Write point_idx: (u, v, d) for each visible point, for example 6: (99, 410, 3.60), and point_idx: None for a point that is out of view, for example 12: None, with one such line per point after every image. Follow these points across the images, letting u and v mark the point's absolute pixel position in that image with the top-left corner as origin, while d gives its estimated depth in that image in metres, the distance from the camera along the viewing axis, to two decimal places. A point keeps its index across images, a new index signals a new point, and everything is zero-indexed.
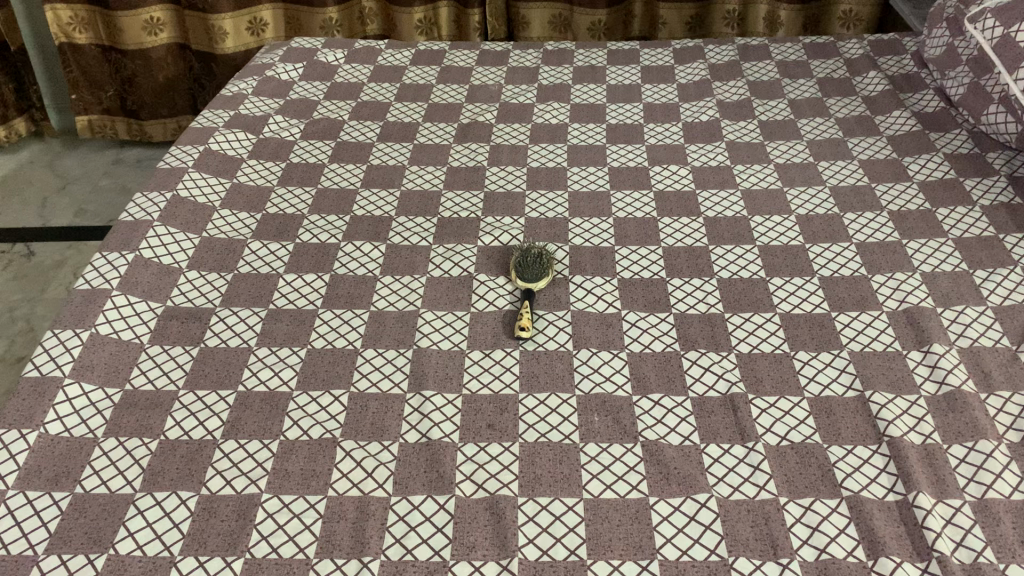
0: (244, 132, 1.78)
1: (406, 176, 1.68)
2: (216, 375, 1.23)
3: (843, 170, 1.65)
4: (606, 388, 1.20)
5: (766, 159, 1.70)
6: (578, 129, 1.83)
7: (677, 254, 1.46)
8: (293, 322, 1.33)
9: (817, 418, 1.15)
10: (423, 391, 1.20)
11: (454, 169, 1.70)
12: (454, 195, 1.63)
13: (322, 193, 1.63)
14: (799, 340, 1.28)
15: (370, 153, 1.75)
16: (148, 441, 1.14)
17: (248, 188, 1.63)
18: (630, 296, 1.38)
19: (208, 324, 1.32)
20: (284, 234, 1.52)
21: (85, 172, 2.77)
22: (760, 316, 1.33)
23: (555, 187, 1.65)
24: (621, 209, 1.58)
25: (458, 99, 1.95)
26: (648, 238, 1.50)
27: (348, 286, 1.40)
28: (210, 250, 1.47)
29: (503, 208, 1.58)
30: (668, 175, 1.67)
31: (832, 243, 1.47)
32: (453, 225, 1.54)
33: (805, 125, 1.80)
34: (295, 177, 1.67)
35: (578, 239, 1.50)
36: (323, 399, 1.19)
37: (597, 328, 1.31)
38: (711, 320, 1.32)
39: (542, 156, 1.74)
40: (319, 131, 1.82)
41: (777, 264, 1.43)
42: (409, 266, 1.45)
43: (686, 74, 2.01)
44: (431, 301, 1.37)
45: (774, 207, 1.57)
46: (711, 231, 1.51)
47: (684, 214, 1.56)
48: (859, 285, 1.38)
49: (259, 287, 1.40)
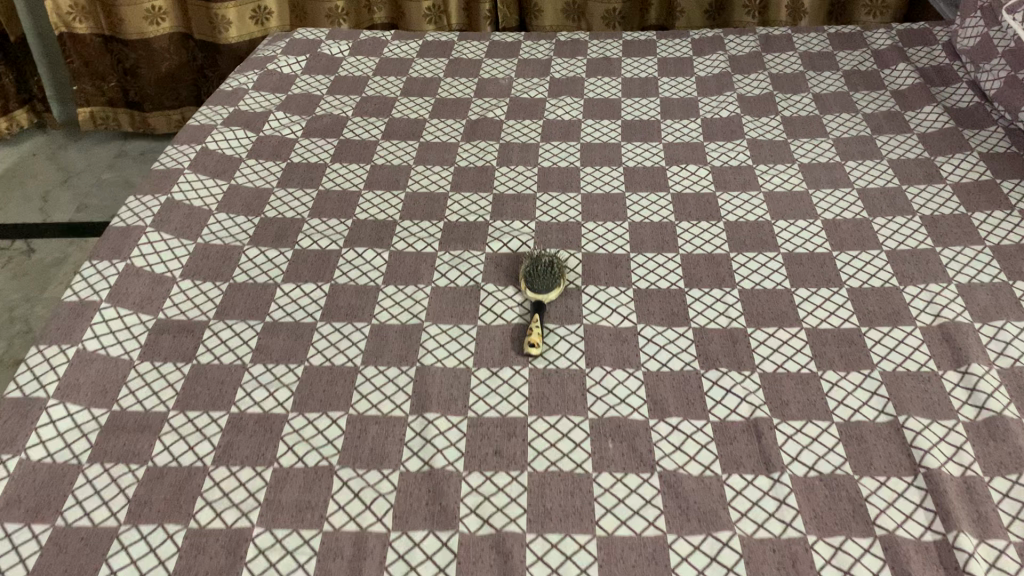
0: (244, 130, 1.71)
1: (411, 177, 1.60)
2: (209, 395, 1.17)
3: (872, 171, 1.56)
4: (620, 412, 1.13)
5: (790, 158, 1.62)
6: (591, 126, 1.75)
7: (696, 262, 1.38)
8: (291, 336, 1.26)
9: (847, 445, 1.08)
10: (425, 414, 1.13)
11: (461, 169, 1.62)
12: (462, 197, 1.55)
13: (323, 196, 1.56)
14: (827, 358, 1.20)
15: (373, 152, 1.68)
16: (135, 468, 1.07)
17: (246, 190, 1.56)
18: (646, 308, 1.30)
19: (201, 339, 1.26)
20: (283, 240, 1.45)
21: (88, 164, 2.70)
22: (785, 331, 1.25)
23: (567, 188, 1.57)
24: (637, 212, 1.50)
25: (466, 94, 1.87)
26: (665, 244, 1.42)
27: (349, 296, 1.33)
28: (204, 258, 1.40)
29: (512, 212, 1.51)
30: (686, 176, 1.59)
31: (861, 250, 1.39)
32: (459, 230, 1.47)
33: (831, 121, 1.71)
34: (295, 178, 1.60)
35: (592, 245, 1.43)
36: (320, 422, 1.13)
37: (611, 345, 1.23)
38: (733, 335, 1.24)
39: (553, 155, 1.66)
40: (321, 128, 1.74)
41: (802, 273, 1.35)
42: (413, 275, 1.37)
43: (705, 66, 1.92)
44: (436, 314, 1.30)
45: (799, 211, 1.48)
46: (732, 236, 1.43)
47: (704, 218, 1.48)
48: (891, 298, 1.29)
49: (255, 298, 1.33)
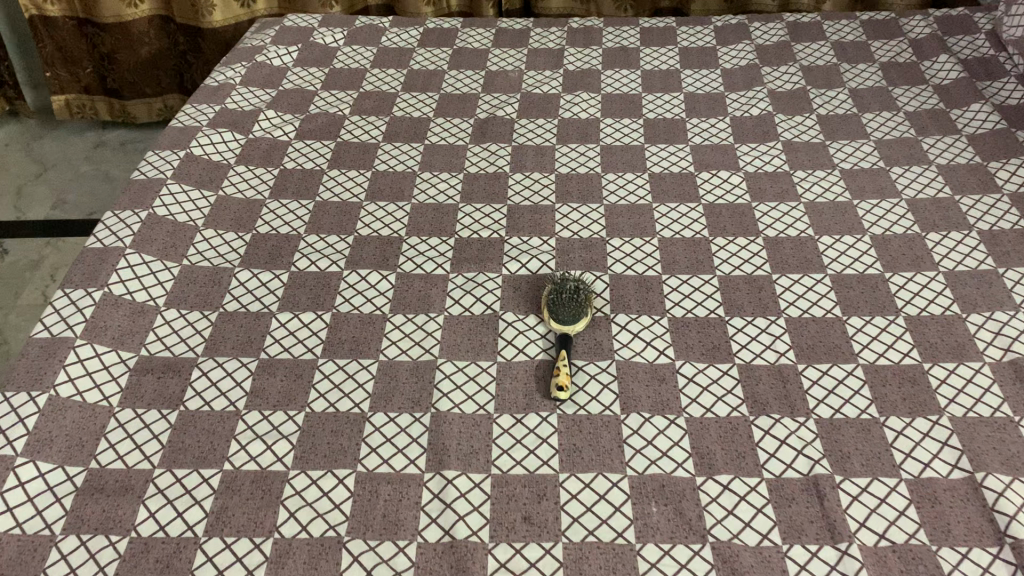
0: (231, 132, 1.56)
1: (417, 186, 1.46)
2: (199, 449, 1.04)
3: (920, 179, 1.44)
4: (662, 468, 1.01)
5: (829, 163, 1.48)
6: (611, 125, 1.61)
7: (735, 285, 1.25)
8: (289, 377, 1.13)
9: (920, 509, 0.96)
10: (444, 472, 1.01)
11: (472, 176, 1.48)
12: (473, 209, 1.41)
13: (321, 208, 1.41)
14: (889, 402, 1.08)
15: (374, 156, 1.53)
16: (116, 540, 0.94)
17: (235, 202, 1.42)
18: (683, 340, 1.17)
19: (189, 380, 1.12)
20: (277, 261, 1.31)
21: (64, 156, 2.54)
22: (840, 368, 1.12)
23: (588, 198, 1.43)
24: (667, 226, 1.37)
25: (473, 88, 1.72)
26: (700, 264, 1.29)
27: (353, 328, 1.20)
28: (191, 283, 1.26)
29: (530, 226, 1.37)
30: (718, 184, 1.45)
31: (916, 272, 1.26)
32: (472, 248, 1.33)
33: (871, 121, 1.58)
34: (289, 187, 1.46)
35: (619, 266, 1.29)
36: (326, 482, 1.00)
37: (648, 385, 1.11)
38: (782, 374, 1.12)
39: (571, 159, 1.52)
40: (317, 129, 1.60)
41: (853, 298, 1.22)
42: (423, 302, 1.24)
43: (730, 58, 1.78)
44: (451, 348, 1.17)
45: (844, 226, 1.35)
46: (773, 255, 1.31)
47: (741, 233, 1.35)
48: (953, 329, 1.17)
49: (248, 330, 1.19)
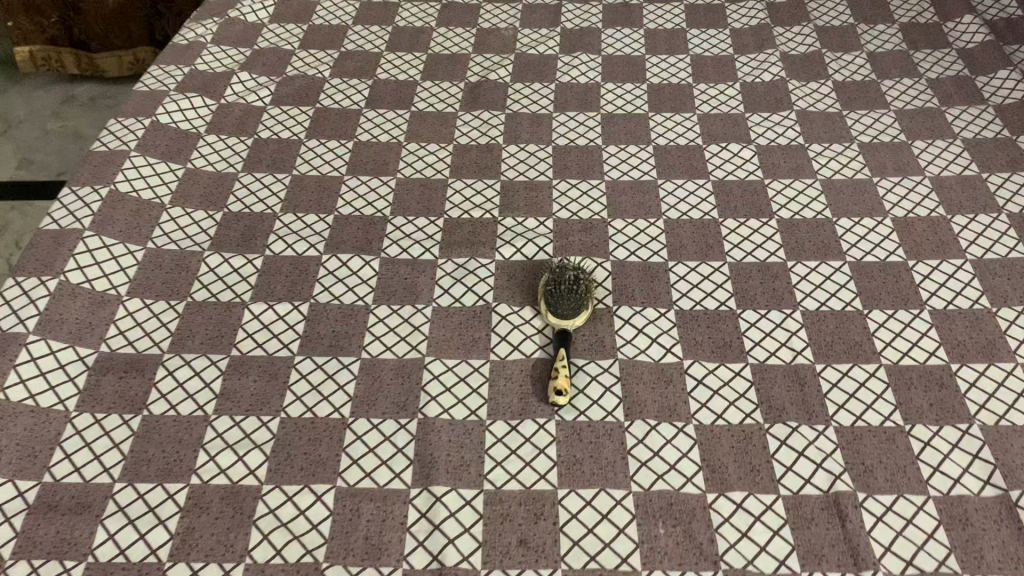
0: (201, 97, 1.44)
1: (403, 159, 1.35)
2: (164, 460, 0.95)
3: (944, 154, 1.34)
4: (670, 483, 0.93)
5: (847, 136, 1.38)
6: (612, 91, 1.49)
7: (748, 275, 1.16)
8: (263, 377, 1.03)
9: (950, 531, 0.88)
10: (432, 488, 0.92)
11: (463, 148, 1.37)
12: (464, 185, 1.31)
13: (298, 183, 1.30)
14: (914, 408, 0.99)
15: (356, 125, 1.42)
16: (71, 566, 0.86)
17: (205, 176, 1.30)
18: (691, 337, 1.08)
19: (153, 381, 1.03)
20: (251, 244, 1.20)
21: (30, 112, 2.40)
22: (861, 369, 1.04)
23: (589, 174, 1.33)
24: (673, 207, 1.27)
25: (464, 48, 1.60)
26: (709, 250, 1.20)
27: (333, 321, 1.10)
28: (155, 269, 1.16)
29: (525, 205, 1.27)
30: (727, 158, 1.35)
31: (941, 260, 1.17)
32: (463, 230, 1.23)
33: (891, 89, 1.47)
34: (263, 160, 1.34)
35: (622, 251, 1.20)
36: (303, 499, 0.92)
37: (653, 389, 1.02)
38: (799, 376, 1.03)
39: (569, 129, 1.41)
40: (295, 93, 1.48)
41: (874, 289, 1.13)
42: (409, 291, 1.14)
43: (739, 17, 1.66)
44: (439, 344, 1.07)
45: (864, 207, 1.26)
46: (789, 240, 1.21)
47: (753, 214, 1.25)
48: (983, 325, 1.08)
49: (217, 324, 1.09)
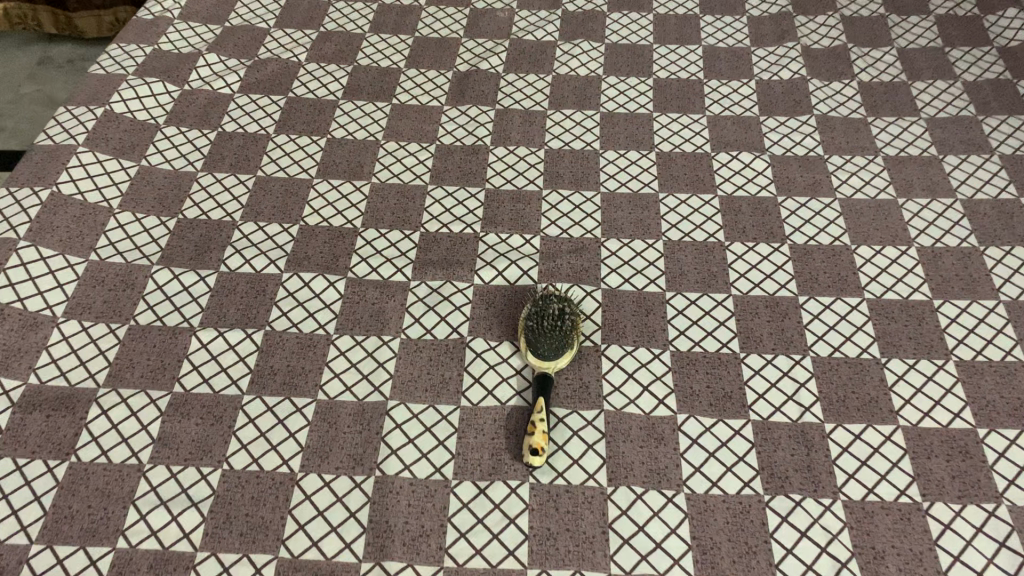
0: (162, 82, 1.32)
1: (379, 160, 1.23)
2: (89, 518, 0.85)
3: (978, 172, 1.20)
4: (654, 565, 0.82)
5: (871, 147, 1.25)
6: (614, 85, 1.36)
7: (754, 311, 1.04)
8: (207, 420, 0.93)
9: None
10: (386, 563, 0.82)
11: (446, 148, 1.25)
12: (445, 192, 1.18)
13: (263, 186, 1.18)
14: (934, 481, 0.88)
15: (331, 119, 1.29)
16: None
17: (160, 176, 1.18)
18: (687, 385, 0.97)
19: (85, 420, 0.92)
20: (205, 257, 1.09)
21: (4, 75, 2.27)
22: (876, 432, 0.92)
23: (584, 182, 1.20)
24: (675, 225, 1.14)
25: (455, 31, 1.46)
26: (712, 278, 1.08)
27: (289, 353, 0.99)
28: (97, 285, 1.05)
29: (512, 218, 1.15)
30: (738, 169, 1.22)
31: (971, 301, 1.05)
32: (440, 247, 1.11)
33: (922, 92, 1.33)
34: (225, 157, 1.22)
35: (615, 277, 1.08)
36: (241, 571, 0.81)
37: (641, 448, 0.91)
38: (806, 438, 0.92)
39: (565, 130, 1.28)
40: (267, 80, 1.35)
41: (894, 334, 1.02)
42: (376, 319, 1.03)
43: (757, 4, 1.52)
44: (405, 385, 0.96)
45: (886, 234, 1.13)
46: (802, 270, 1.09)
47: (763, 237, 1.13)
48: (1016, 381, 0.96)
49: (160, 353, 0.99)
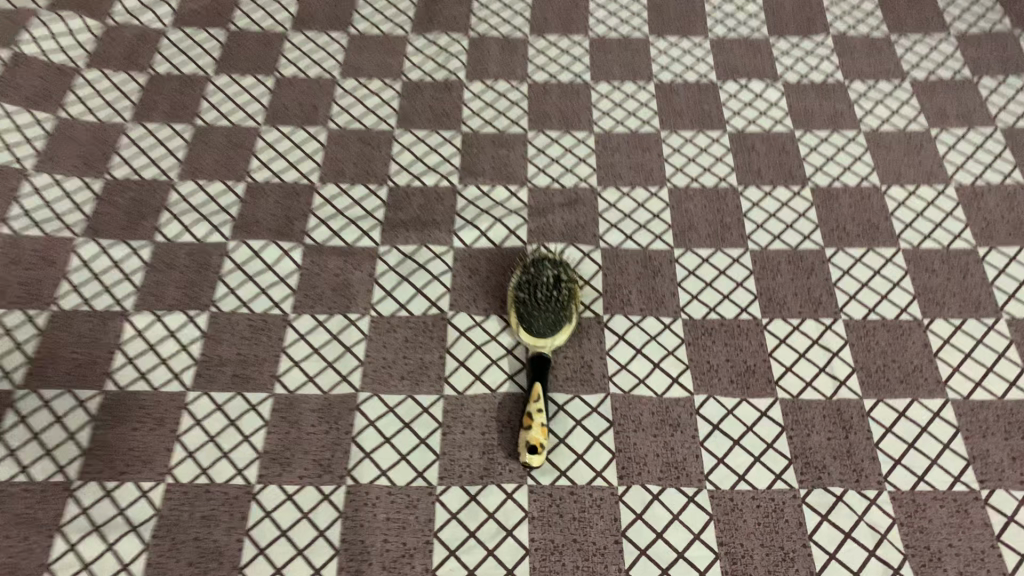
0: (80, 18, 1.13)
1: (337, 102, 1.06)
2: (7, 551, 0.71)
3: (1020, 96, 1.06)
4: None
5: (896, 70, 1.10)
6: (603, 6, 1.19)
7: (776, 267, 0.91)
8: (145, 424, 0.79)
9: None
10: None
11: (414, 86, 1.08)
12: (415, 138, 1.03)
13: (203, 137, 1.02)
14: (992, 465, 0.77)
15: (280, 55, 1.12)
16: None
17: (82, 128, 1.02)
18: (705, 359, 0.84)
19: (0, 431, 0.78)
20: (137, 225, 0.93)
21: None
22: (922, 408, 0.81)
23: (574, 122, 1.05)
24: (680, 169, 1.00)
25: None
26: (726, 231, 0.94)
27: (240, 339, 0.85)
28: (10, 264, 0.89)
29: (493, 167, 1.00)
30: (748, 100, 1.07)
31: (1021, 247, 0.92)
32: (412, 203, 0.96)
33: (950, 5, 1.18)
34: (158, 105, 1.05)
35: (615, 233, 0.93)
36: None
37: (655, 437, 0.79)
38: (843, 418, 0.80)
39: (549, 60, 1.12)
40: (204, 11, 1.17)
41: (936, 290, 0.89)
42: (341, 292, 0.88)
43: None
44: (377, 373, 0.82)
45: (920, 171, 0.99)
46: (827, 218, 0.95)
47: (782, 180, 0.99)
48: None
49: (87, 344, 0.84)
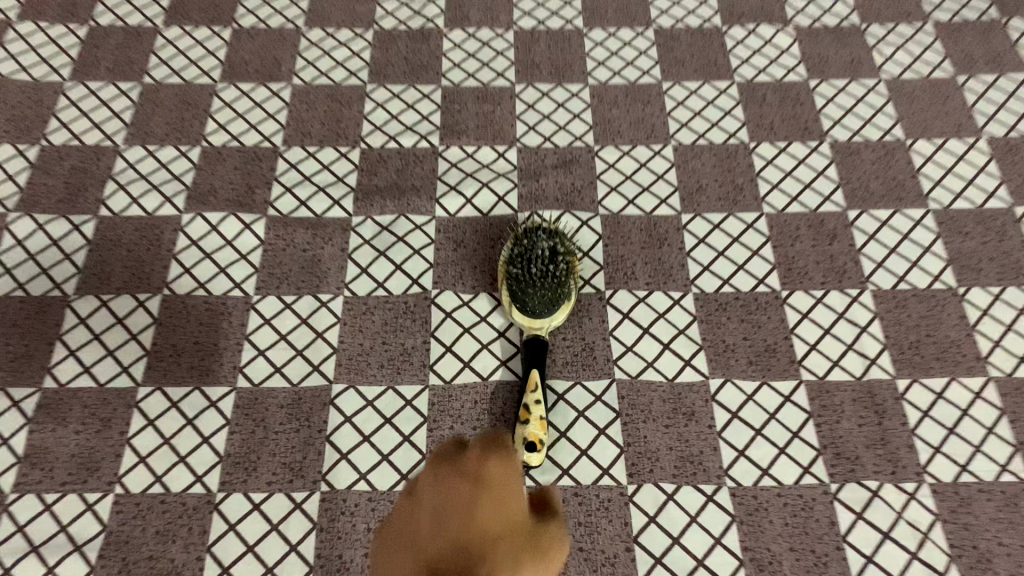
0: None
1: (301, 55, 0.95)
2: None
3: None
4: None
5: (917, 11, 1.00)
6: None
7: (794, 232, 0.82)
8: (90, 426, 0.70)
9: None
10: None
11: (388, 35, 0.98)
12: (389, 94, 0.92)
13: (152, 96, 0.91)
14: None
15: (236, 2, 1.00)
16: None
17: (14, 89, 0.91)
18: (719, 338, 0.75)
19: None
20: (78, 198, 0.83)
21: None
22: (962, 388, 0.72)
23: (566, 73, 0.94)
24: (685, 124, 0.90)
25: None
26: (738, 193, 0.85)
27: (196, 325, 0.75)
28: None
29: (478, 125, 0.89)
30: (757, 47, 0.97)
31: None
32: (388, 167, 0.86)
33: None
34: (100, 61, 0.94)
35: (615, 197, 0.84)
36: None
37: (667, 428, 0.70)
38: (875, 401, 0.72)
39: (537, 4, 1.01)
40: None
41: (971, 255, 0.80)
42: (310, 270, 0.79)
43: None
44: (353, 361, 0.73)
45: (948, 123, 0.90)
46: (848, 176, 0.86)
47: (797, 135, 0.89)
48: None
49: (23, 335, 0.74)
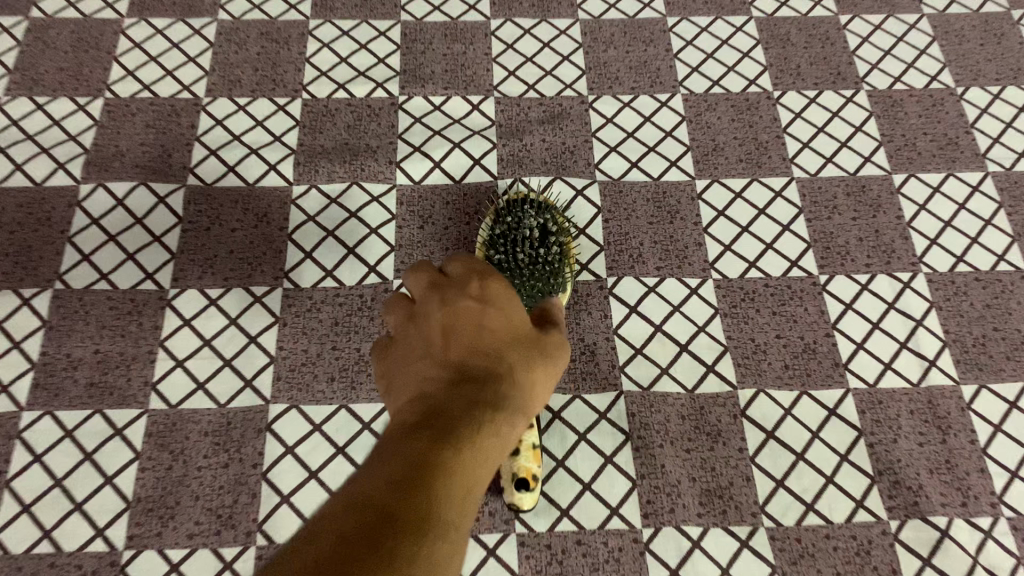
0: None
1: None
2: None
3: None
4: None
5: None
6: None
7: (832, 201, 0.68)
8: None
9: None
10: None
11: None
12: (337, 32, 0.75)
13: (41, 34, 0.74)
14: None
15: None
16: None
17: None
18: (748, 336, 0.61)
19: None
20: None
21: None
22: None
23: (551, 6, 0.78)
24: (695, 69, 0.75)
25: None
26: (763, 153, 0.70)
27: (97, 329, 0.60)
28: None
29: (446, 70, 0.73)
30: None
31: None
32: (337, 122, 0.70)
33: None
34: None
35: (615, 160, 0.69)
36: None
37: (688, 453, 0.57)
38: (938, 414, 0.59)
39: None
40: None
41: None
42: (241, 255, 0.63)
43: None
44: (297, 374, 0.59)
45: (1005, 66, 0.76)
46: (892, 131, 0.72)
47: (829, 82, 0.75)
48: None
49: None
